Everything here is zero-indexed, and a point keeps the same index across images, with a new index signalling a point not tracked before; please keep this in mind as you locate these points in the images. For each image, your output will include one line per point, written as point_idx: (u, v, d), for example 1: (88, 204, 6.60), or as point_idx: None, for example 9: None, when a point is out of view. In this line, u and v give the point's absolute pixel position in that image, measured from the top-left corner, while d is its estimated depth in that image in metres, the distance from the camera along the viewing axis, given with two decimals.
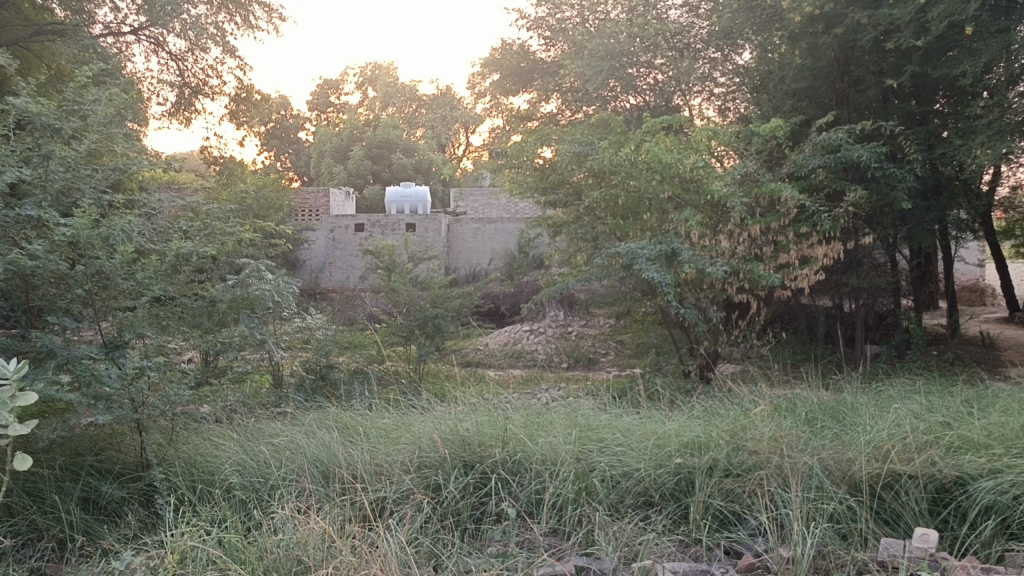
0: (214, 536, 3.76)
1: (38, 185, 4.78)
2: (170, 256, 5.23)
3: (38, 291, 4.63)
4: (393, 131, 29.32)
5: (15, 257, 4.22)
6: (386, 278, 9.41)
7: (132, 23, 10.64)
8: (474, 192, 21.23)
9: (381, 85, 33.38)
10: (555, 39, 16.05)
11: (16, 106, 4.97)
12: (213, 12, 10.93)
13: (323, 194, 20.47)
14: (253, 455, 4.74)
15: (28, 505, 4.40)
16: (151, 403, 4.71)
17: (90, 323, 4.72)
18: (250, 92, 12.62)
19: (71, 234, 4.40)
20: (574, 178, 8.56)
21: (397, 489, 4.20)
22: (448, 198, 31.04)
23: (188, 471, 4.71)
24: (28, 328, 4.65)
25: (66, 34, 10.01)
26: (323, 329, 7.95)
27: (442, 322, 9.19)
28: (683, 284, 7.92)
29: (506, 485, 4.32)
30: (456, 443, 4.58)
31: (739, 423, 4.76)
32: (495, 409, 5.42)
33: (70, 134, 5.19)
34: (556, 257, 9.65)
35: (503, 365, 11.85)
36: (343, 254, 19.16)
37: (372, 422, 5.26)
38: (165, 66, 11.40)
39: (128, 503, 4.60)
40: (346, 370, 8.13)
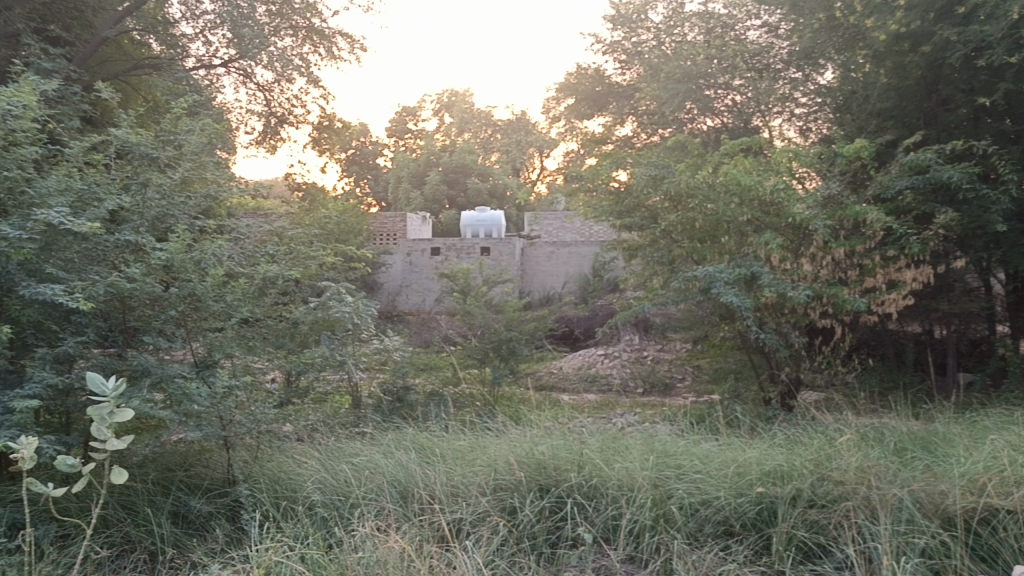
0: (298, 552, 3.85)
1: (136, 211, 5.07)
2: (258, 278, 5.56)
3: (134, 313, 4.79)
4: (469, 156, 29.92)
5: (115, 280, 4.45)
6: (462, 301, 9.65)
7: (223, 56, 11.14)
8: (550, 215, 21.21)
9: (458, 110, 34.02)
10: (631, 63, 16.04)
11: (117, 137, 5.25)
12: (299, 44, 11.34)
13: (401, 217, 20.84)
14: (334, 473, 4.82)
15: (123, 518, 4.59)
16: (238, 421, 4.92)
17: (182, 343, 4.93)
18: (332, 120, 13.01)
19: (166, 258, 4.70)
20: (650, 202, 8.60)
21: (474, 511, 4.22)
22: (523, 223, 31.17)
23: (272, 488, 4.83)
24: (124, 347, 4.78)
25: (162, 68, 10.65)
26: (400, 350, 8.05)
27: (516, 345, 9.32)
28: (763, 309, 7.78)
29: (583, 509, 4.29)
30: (532, 466, 4.57)
31: (824, 452, 4.61)
32: (572, 433, 5.41)
33: (165, 162, 5.41)
34: (631, 280, 9.63)
35: (578, 389, 11.80)
36: (419, 278, 19.47)
37: (449, 444, 5.29)
38: (254, 96, 11.89)
39: (215, 518, 4.73)
40: (423, 393, 8.25)
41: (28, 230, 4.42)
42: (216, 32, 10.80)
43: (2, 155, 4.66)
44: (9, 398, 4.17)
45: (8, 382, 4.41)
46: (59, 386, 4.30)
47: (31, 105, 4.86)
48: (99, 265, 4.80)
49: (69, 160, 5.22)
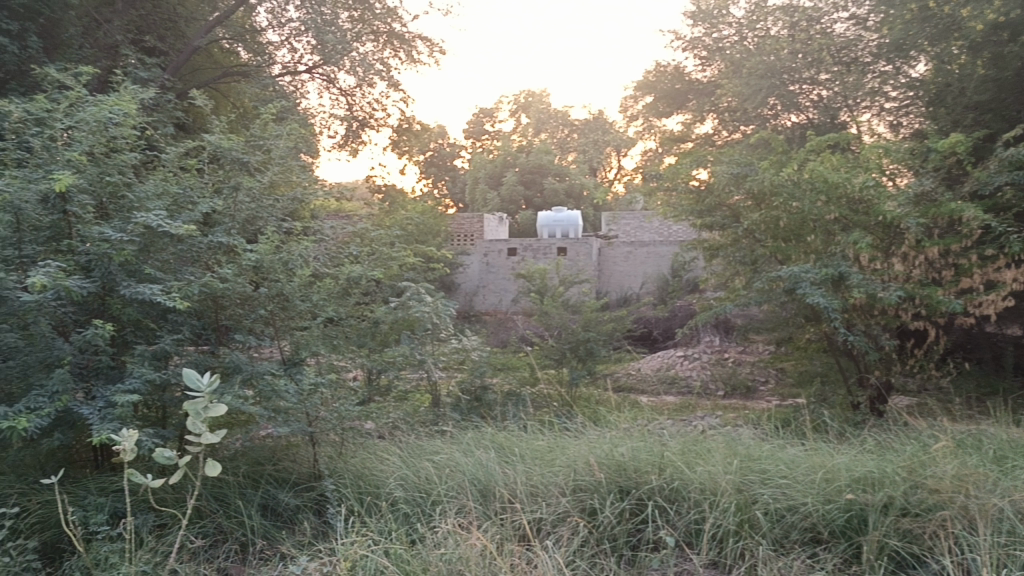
0: (382, 546, 3.93)
1: (228, 214, 5.29)
2: (342, 278, 5.72)
3: (226, 311, 4.97)
4: (545, 156, 29.99)
5: (209, 280, 4.67)
6: (538, 302, 9.76)
7: (307, 62, 11.45)
8: (628, 215, 21.05)
9: (535, 111, 34.11)
10: (711, 60, 15.70)
11: (211, 143, 5.46)
12: (380, 48, 11.58)
13: (478, 218, 21.08)
14: (416, 471, 4.88)
15: (215, 509, 4.75)
16: (323, 417, 5.05)
17: (271, 341, 5.11)
18: (411, 123, 13.20)
19: (256, 258, 4.90)
20: (732, 201, 8.44)
21: (555, 511, 4.22)
22: (600, 223, 31.02)
23: (356, 483, 4.93)
24: (217, 345, 4.96)
25: (250, 75, 11.04)
26: (479, 350, 8.08)
27: (594, 346, 9.29)
28: (851, 310, 7.55)
29: (664, 512, 4.23)
30: (612, 467, 4.54)
31: (917, 459, 4.44)
32: (652, 435, 5.35)
33: (255, 167, 5.60)
34: (712, 281, 9.47)
35: (657, 391, 11.66)
36: (496, 278, 19.57)
37: (528, 443, 5.30)
38: (337, 101, 12.19)
39: (302, 511, 4.87)
40: (500, 392, 8.29)
41: (128, 233, 4.63)
42: (301, 39, 11.13)
43: (105, 161, 4.90)
44: (111, 393, 4.39)
45: (110, 378, 4.63)
46: (157, 381, 4.49)
47: (131, 113, 5.09)
48: (193, 266, 5.00)
49: (165, 166, 5.45)
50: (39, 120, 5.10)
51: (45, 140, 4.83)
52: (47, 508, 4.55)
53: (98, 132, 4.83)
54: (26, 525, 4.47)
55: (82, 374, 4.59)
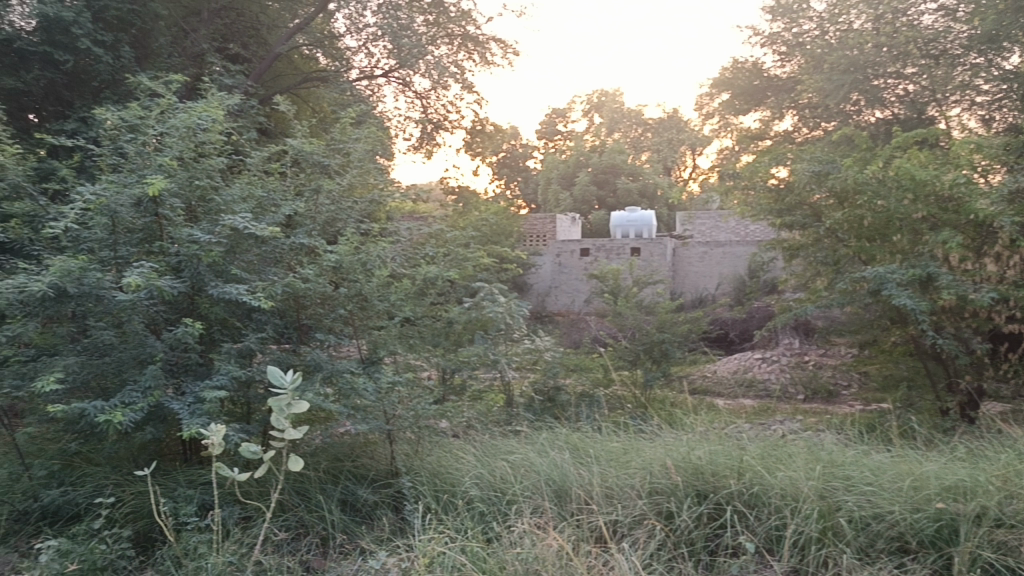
0: (459, 544, 3.97)
1: (309, 216, 5.42)
2: (419, 279, 5.90)
3: (307, 311, 5.11)
4: (619, 156, 29.80)
5: (291, 280, 4.81)
6: (612, 303, 9.71)
7: (384, 66, 11.64)
8: (703, 215, 20.78)
9: (608, 110, 33.93)
10: (791, 55, 15.43)
11: (293, 147, 5.62)
12: (454, 51, 11.64)
13: (550, 219, 21.07)
14: (491, 470, 4.91)
15: (297, 503, 4.88)
16: (400, 415, 5.14)
17: (350, 340, 5.21)
18: (484, 124, 13.29)
19: (337, 259, 5.03)
20: (813, 199, 8.23)
21: (631, 513, 4.19)
22: (674, 223, 30.64)
23: (433, 480, 4.99)
24: (298, 344, 5.09)
25: (329, 80, 11.32)
26: (551, 351, 8.08)
27: (669, 347, 9.20)
28: (940, 312, 7.27)
29: (743, 517, 4.16)
30: (689, 470, 4.48)
31: (1012, 468, 4.25)
32: (729, 438, 5.26)
33: (335, 170, 5.73)
34: (791, 281, 9.24)
35: (734, 394, 11.47)
36: (569, 279, 19.54)
37: (602, 445, 5.28)
38: (412, 104, 12.35)
39: (380, 507, 4.97)
40: (574, 393, 8.29)
41: (216, 234, 4.84)
42: (377, 44, 11.31)
43: (194, 166, 5.09)
44: (200, 389, 4.56)
45: (199, 374, 4.81)
46: (242, 378, 4.66)
47: (218, 119, 5.28)
48: (276, 267, 5.15)
49: (250, 169, 5.63)
50: (132, 127, 5.34)
51: (138, 146, 5.05)
52: (139, 499, 4.77)
53: (187, 138, 5.05)
54: (121, 515, 4.69)
55: (173, 370, 4.78)
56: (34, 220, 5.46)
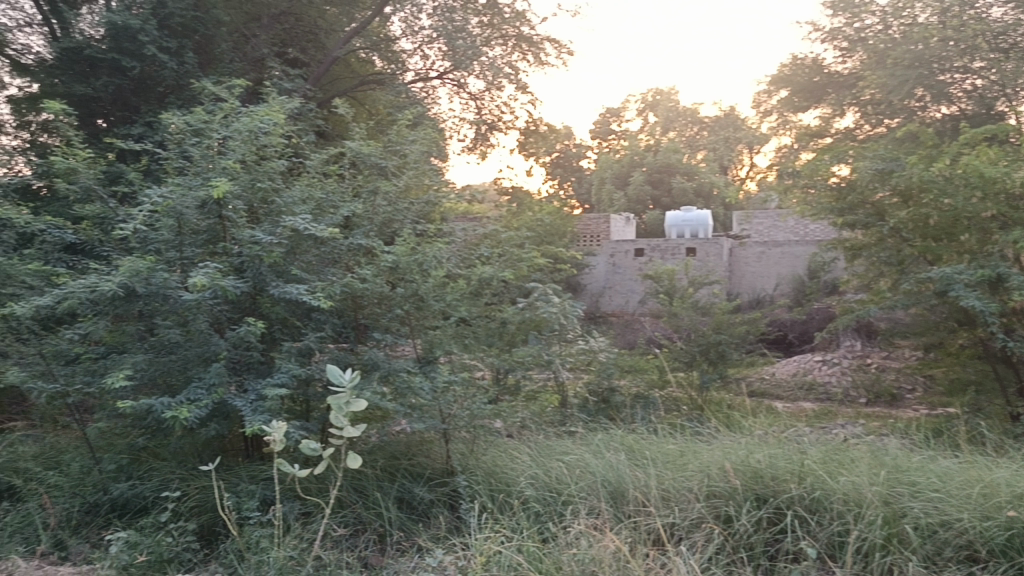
0: (515, 544, 3.98)
1: (366, 217, 5.49)
2: (474, 279, 5.94)
3: (365, 311, 5.18)
4: (673, 155, 29.49)
5: (349, 281, 4.93)
6: (668, 303, 9.52)
7: (439, 68, 11.73)
8: (761, 215, 20.44)
9: (663, 109, 33.64)
10: (853, 50, 15.02)
11: (352, 149, 5.71)
12: (508, 52, 11.65)
13: (605, 219, 21.01)
14: (547, 470, 4.91)
15: (355, 500, 4.95)
16: (456, 415, 5.18)
17: (407, 340, 5.26)
18: (538, 124, 13.30)
19: (394, 260, 5.09)
20: (875, 198, 8.03)
21: (688, 516, 4.16)
22: (731, 222, 30.21)
23: (488, 480, 5.02)
24: (356, 343, 5.16)
25: (385, 83, 11.50)
26: (606, 351, 8.04)
27: (726, 349, 9.14)
28: (1010, 314, 7.02)
29: (804, 523, 4.09)
30: (748, 474, 4.41)
31: None
32: (788, 442, 5.17)
33: (392, 172, 5.80)
34: (854, 282, 9.03)
35: (793, 396, 11.24)
36: (623, 279, 19.43)
37: (658, 447, 5.24)
38: (466, 105, 12.42)
39: (436, 505, 5.02)
40: (629, 394, 8.25)
41: (278, 236, 4.97)
42: (432, 46, 11.38)
43: (256, 168, 5.21)
44: (261, 386, 4.67)
45: (260, 372, 4.92)
46: (302, 377, 4.76)
47: (280, 123, 5.39)
48: (334, 267, 5.23)
49: (309, 171, 5.73)
50: (197, 131, 5.48)
51: (203, 149, 5.18)
52: (204, 494, 4.89)
53: (249, 141, 5.17)
54: (186, 508, 4.82)
55: (236, 368, 4.90)
56: (104, 222, 5.65)
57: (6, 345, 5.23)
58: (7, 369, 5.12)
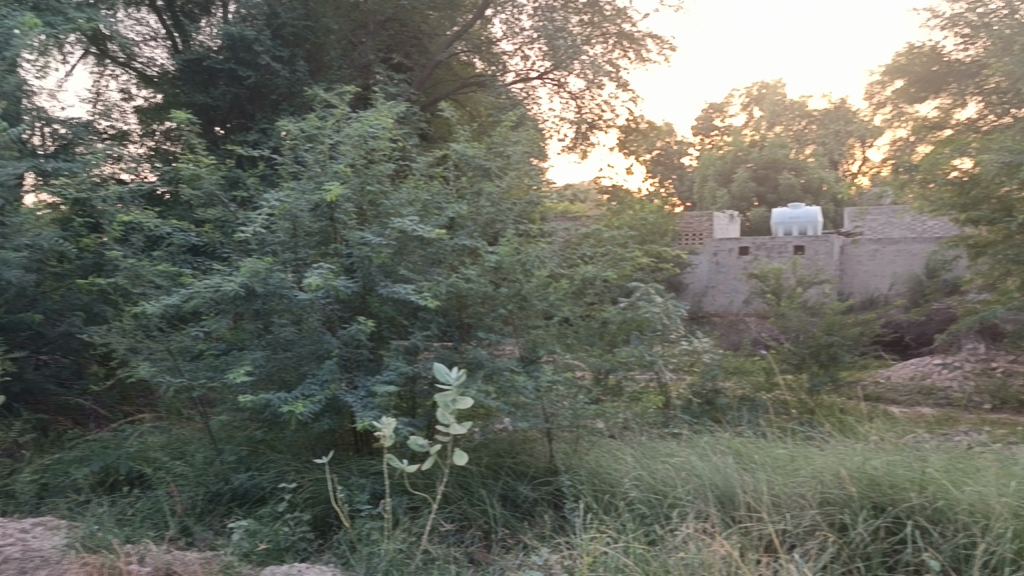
0: (621, 545, 3.97)
1: (471, 219, 5.59)
2: (577, 279, 5.95)
3: (469, 310, 5.27)
4: (780, 150, 28.65)
5: (455, 280, 5.03)
6: (774, 303, 9.32)
7: (539, 69, 11.77)
8: (875, 211, 19.60)
9: (769, 103, 32.70)
10: (976, 36, 14.21)
11: (457, 151, 5.82)
12: (609, 50, 11.60)
13: (707, 217, 20.61)
14: (651, 471, 4.85)
15: (461, 497, 5.04)
16: (560, 415, 5.20)
17: (510, 340, 5.32)
18: (638, 122, 13.18)
19: (497, 260, 5.15)
20: (1002, 192, 7.57)
21: (800, 524, 4.05)
22: (842, 219, 29.09)
23: (592, 480, 5.00)
24: (461, 341, 5.25)
25: (486, 85, 11.67)
26: (710, 352, 7.90)
27: (837, 351, 8.83)
28: None
29: (926, 534, 3.93)
30: (864, 481, 4.25)
31: None
32: (907, 448, 4.94)
33: (496, 173, 5.85)
34: (977, 281, 8.55)
35: (910, 401, 10.71)
36: (726, 278, 18.96)
37: (767, 451, 5.10)
38: (566, 105, 12.42)
39: (540, 504, 5.07)
40: (734, 396, 8.09)
41: (386, 237, 5.12)
42: (533, 47, 11.44)
43: (365, 172, 5.37)
44: (371, 383, 4.82)
45: (369, 369, 5.07)
46: (409, 374, 4.89)
47: (388, 127, 5.53)
48: (439, 267, 5.32)
49: (415, 174, 5.87)
50: (310, 137, 5.70)
51: (316, 154, 5.38)
52: (317, 486, 5.09)
53: (359, 146, 5.34)
54: (301, 499, 5.03)
55: (347, 365, 5.07)
56: (224, 225, 5.95)
57: (138, 341, 5.57)
58: (138, 364, 5.46)
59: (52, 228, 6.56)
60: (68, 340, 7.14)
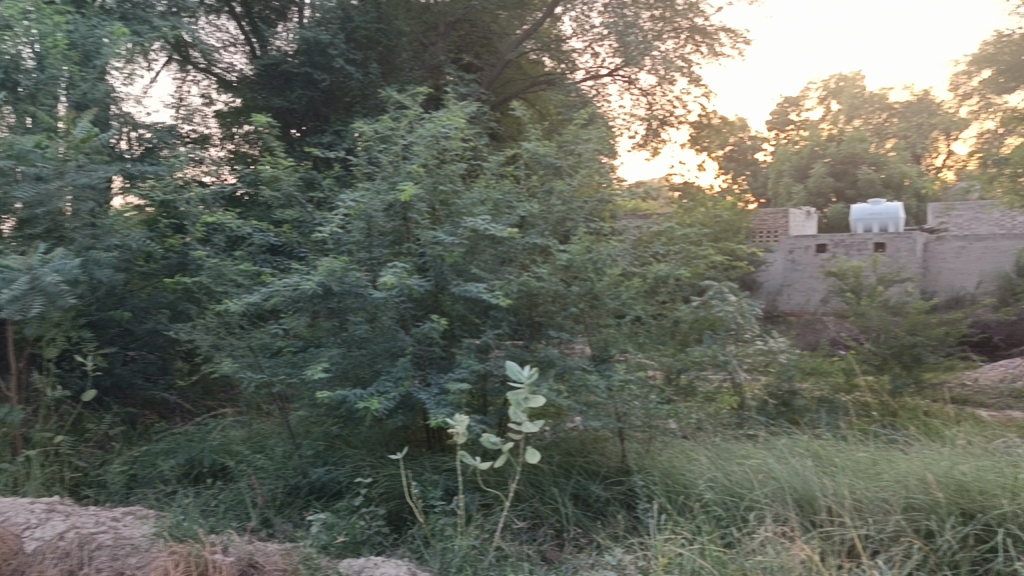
0: (697, 546, 3.92)
1: (542, 217, 5.60)
2: (650, 277, 5.90)
3: (540, 308, 5.29)
4: (858, 144, 27.56)
5: (525, 279, 5.06)
6: (853, 302, 9.09)
7: (609, 66, 11.69)
8: (961, 207, 18.86)
9: (847, 97, 31.76)
10: None
11: (528, 150, 5.83)
12: (681, 45, 11.31)
13: (783, 214, 20.15)
14: (727, 473, 4.77)
15: (532, 494, 5.06)
16: (633, 414, 5.17)
17: (582, 338, 5.31)
18: (710, 117, 12.97)
19: (569, 258, 5.14)
20: None
21: (883, 529, 3.94)
22: (925, 215, 28.06)
23: (665, 481, 4.95)
24: (531, 340, 5.26)
25: (555, 83, 11.66)
26: (786, 353, 7.72)
27: (921, 352, 8.50)
28: None
29: (1019, 542, 3.79)
30: (952, 486, 4.12)
31: None
32: (997, 453, 4.75)
33: (567, 171, 5.84)
34: None
35: (1000, 405, 10.26)
36: (802, 277, 18.50)
37: (847, 454, 4.97)
38: (637, 101, 12.31)
39: (612, 504, 5.05)
40: (811, 398, 7.89)
41: (458, 236, 5.17)
42: (603, 44, 11.40)
43: (437, 172, 5.42)
44: (444, 380, 4.88)
45: (442, 367, 5.13)
46: (481, 372, 4.93)
47: (460, 127, 5.58)
48: (510, 265, 5.34)
49: (487, 173, 5.91)
50: (384, 138, 5.80)
51: (390, 155, 5.47)
52: (391, 481, 5.18)
53: (431, 146, 5.41)
54: (376, 494, 5.12)
55: (420, 363, 5.14)
56: (302, 226, 6.10)
57: (220, 338, 5.78)
58: (221, 360, 5.65)
59: (140, 229, 6.82)
60: (154, 336, 7.41)
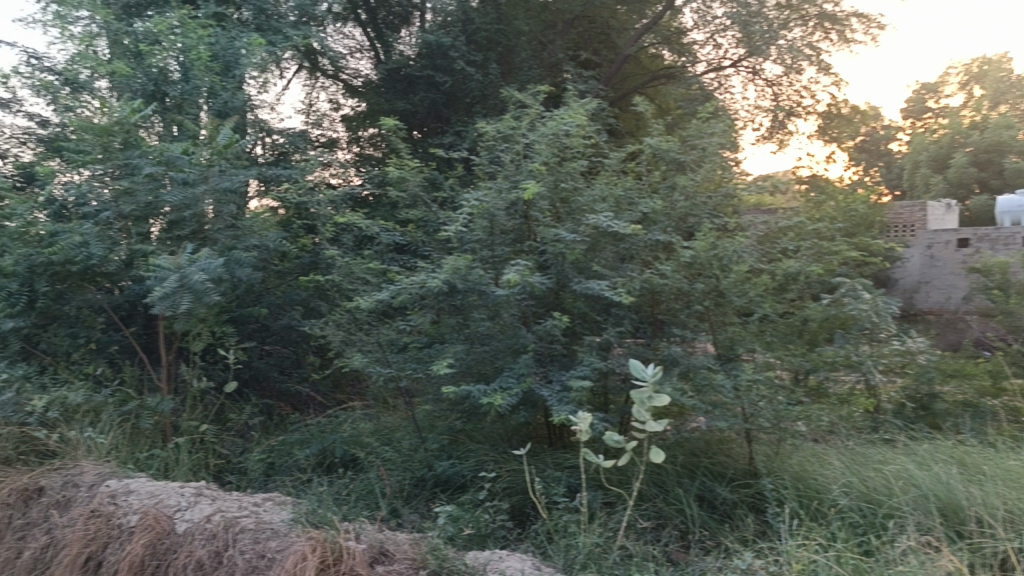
0: (833, 553, 3.79)
1: (665, 213, 5.52)
2: (779, 274, 5.72)
3: (663, 306, 5.24)
4: (1005, 131, 25.76)
5: (648, 276, 5.03)
6: (1001, 299, 8.54)
7: (732, 57, 11.38)
8: None
9: (993, 80, 29.68)
10: None
11: (651, 145, 5.75)
12: (809, 32, 10.78)
13: (920, 207, 19.08)
14: (863, 478, 4.57)
15: (656, 494, 5.00)
16: (761, 416, 5.03)
17: (706, 336, 5.21)
18: (840, 107, 12.45)
19: (693, 255, 5.05)
20: None
21: None
22: None
23: (796, 485, 4.78)
24: (653, 338, 5.21)
25: (676, 77, 11.42)
26: (926, 354, 7.29)
27: None
28: None
29: None
30: None
31: None
32: None
33: (691, 166, 5.72)
34: None
35: None
36: (942, 274, 17.42)
37: (997, 462, 4.67)
38: (761, 93, 11.95)
39: (739, 507, 4.93)
40: (953, 402, 7.44)
41: (580, 234, 5.17)
42: (726, 34, 11.15)
43: (559, 169, 5.43)
44: (566, 378, 4.90)
45: (564, 364, 5.14)
46: (603, 369, 4.91)
47: (582, 124, 5.57)
48: (632, 262, 5.30)
49: (609, 169, 5.87)
50: (506, 137, 5.86)
51: (512, 154, 5.53)
52: (515, 476, 5.26)
53: (553, 144, 5.43)
54: (500, 489, 5.20)
55: (543, 360, 5.16)
56: (426, 224, 6.24)
57: (351, 334, 6.00)
58: (352, 355, 5.87)
59: (276, 230, 7.17)
60: (289, 332, 7.77)
